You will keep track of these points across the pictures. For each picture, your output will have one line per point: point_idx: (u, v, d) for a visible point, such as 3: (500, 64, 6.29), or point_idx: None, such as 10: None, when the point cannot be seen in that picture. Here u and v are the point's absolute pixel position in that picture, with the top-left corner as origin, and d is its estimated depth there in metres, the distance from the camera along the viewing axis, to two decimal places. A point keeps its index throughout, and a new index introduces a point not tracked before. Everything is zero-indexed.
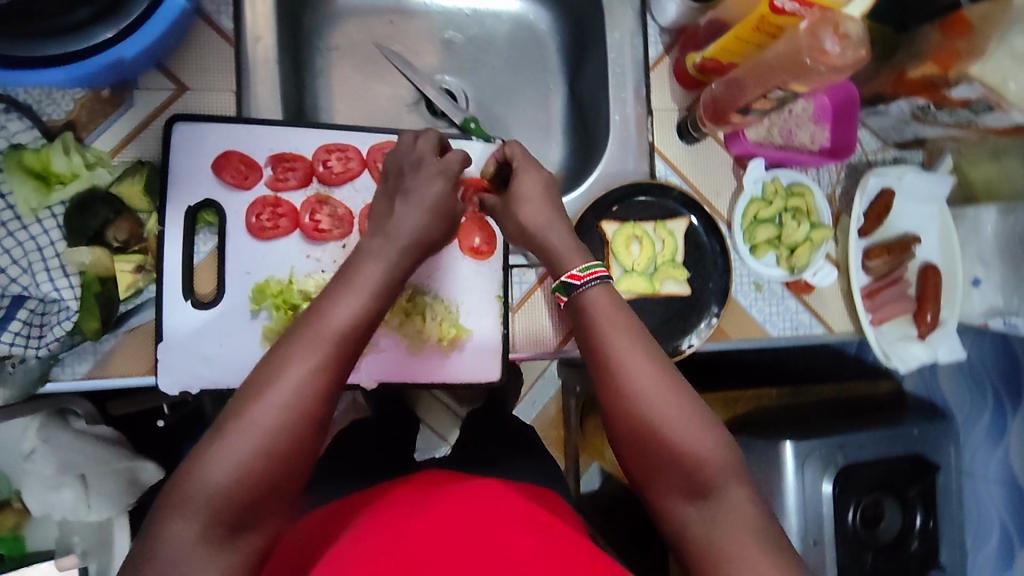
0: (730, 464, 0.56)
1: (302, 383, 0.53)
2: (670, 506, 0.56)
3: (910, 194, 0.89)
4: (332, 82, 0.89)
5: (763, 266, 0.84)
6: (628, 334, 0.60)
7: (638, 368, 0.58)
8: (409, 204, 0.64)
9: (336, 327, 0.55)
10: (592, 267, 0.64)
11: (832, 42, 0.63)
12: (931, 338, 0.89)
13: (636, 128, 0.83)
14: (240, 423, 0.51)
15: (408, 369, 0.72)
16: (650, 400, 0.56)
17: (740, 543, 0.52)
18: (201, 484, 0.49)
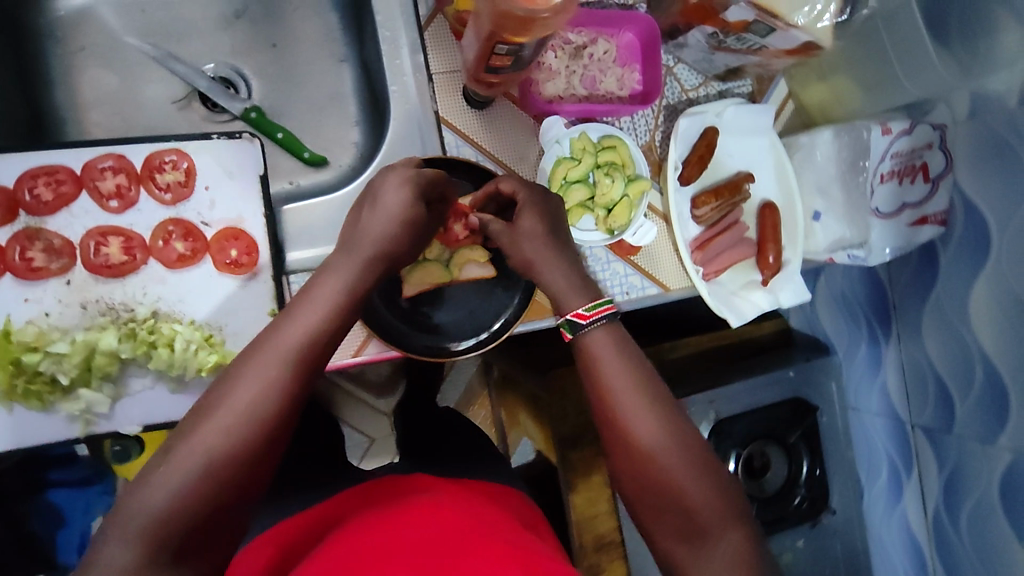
0: (727, 514, 0.56)
1: (254, 410, 0.50)
2: (664, 547, 0.57)
3: (734, 130, 0.81)
4: (84, 91, 0.80)
5: (578, 231, 0.77)
6: (637, 383, 0.58)
7: (648, 416, 0.57)
8: (372, 214, 0.57)
9: (291, 345, 0.52)
10: (597, 305, 0.61)
11: None
12: (774, 282, 0.83)
13: (417, 97, 0.75)
14: (179, 453, 0.48)
15: (167, 408, 0.64)
16: (658, 444, 0.56)
17: None
18: (137, 507, 0.46)
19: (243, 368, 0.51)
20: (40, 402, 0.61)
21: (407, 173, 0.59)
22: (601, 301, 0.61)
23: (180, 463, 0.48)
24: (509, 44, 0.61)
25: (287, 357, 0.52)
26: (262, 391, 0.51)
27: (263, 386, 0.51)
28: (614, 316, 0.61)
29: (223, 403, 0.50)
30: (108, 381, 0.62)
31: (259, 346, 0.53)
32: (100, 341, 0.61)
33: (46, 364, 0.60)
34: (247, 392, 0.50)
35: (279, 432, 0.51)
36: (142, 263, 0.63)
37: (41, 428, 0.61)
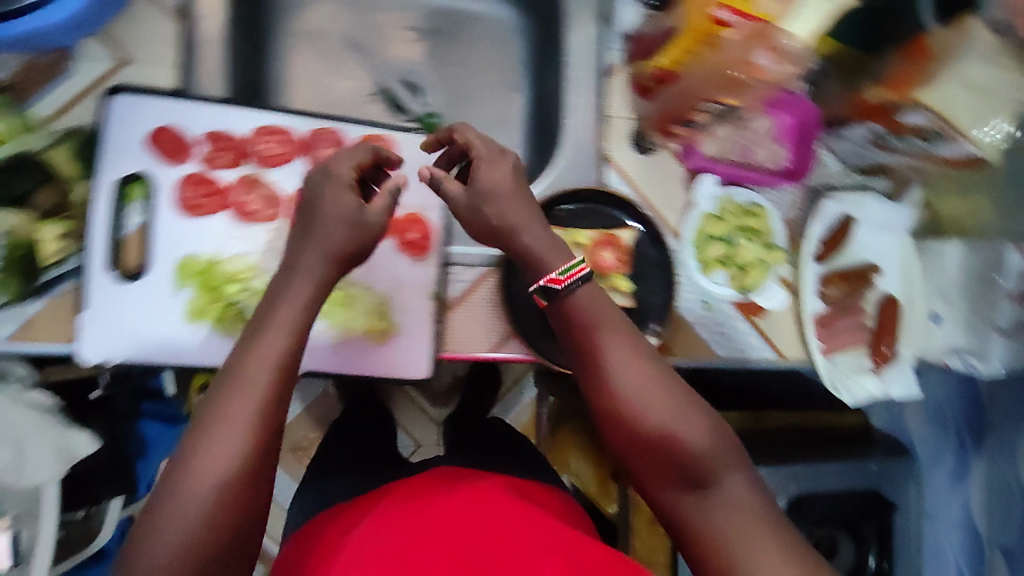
0: (728, 460, 0.56)
1: (230, 463, 0.48)
2: (663, 499, 0.57)
3: (872, 223, 0.87)
4: (289, 68, 0.87)
5: (711, 284, 0.82)
6: (620, 335, 0.59)
7: (634, 371, 0.57)
8: (311, 213, 0.58)
9: (260, 377, 0.50)
10: (573, 267, 0.60)
11: (764, 56, 0.74)
12: (886, 373, 0.86)
13: (589, 134, 0.81)
14: (166, 517, 0.47)
15: (330, 361, 0.71)
16: (647, 400, 0.56)
17: (750, 531, 0.53)
18: (152, 547, 0.46)
19: (219, 401, 0.50)
20: (225, 327, 0.67)
21: (336, 176, 0.59)
22: (578, 262, 0.60)
23: (181, 501, 0.47)
24: (719, 105, 0.79)
25: (263, 383, 0.50)
26: (246, 410, 0.49)
27: (248, 415, 0.49)
28: (588, 277, 0.60)
29: (208, 440, 0.48)
30: None
31: (234, 359, 0.52)
32: None
33: (242, 296, 0.67)
34: (234, 421, 0.49)
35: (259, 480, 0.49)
36: None
37: (213, 354, 0.67)
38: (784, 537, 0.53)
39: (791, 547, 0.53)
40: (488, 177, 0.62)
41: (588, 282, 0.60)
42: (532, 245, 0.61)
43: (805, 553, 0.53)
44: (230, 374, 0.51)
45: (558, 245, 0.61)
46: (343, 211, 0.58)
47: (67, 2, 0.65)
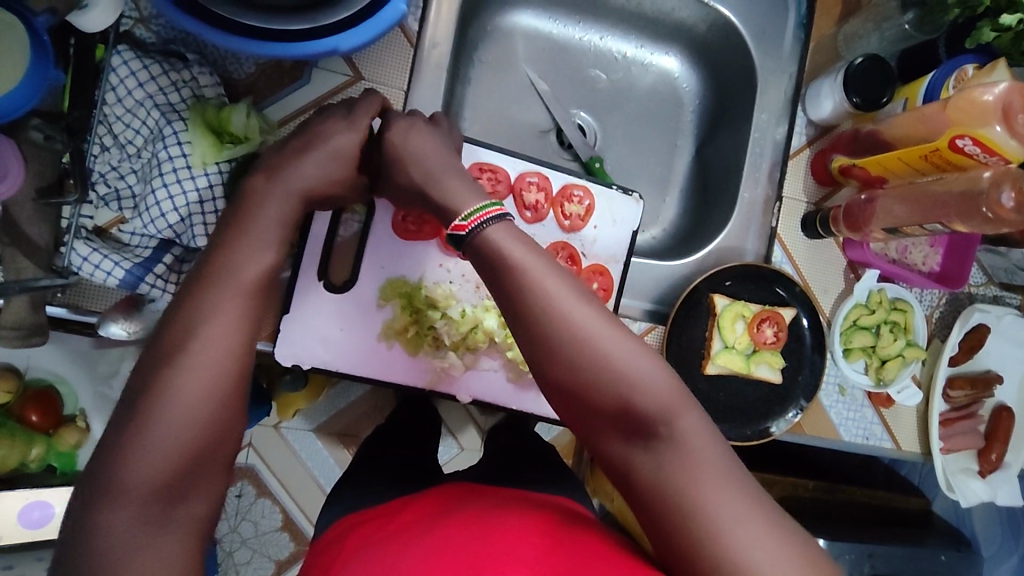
0: (676, 406, 0.49)
1: (200, 392, 0.45)
2: (610, 453, 0.50)
3: (1004, 334, 0.90)
4: (474, 94, 0.90)
5: (852, 370, 0.85)
6: (534, 270, 0.49)
7: (573, 304, 0.49)
8: (308, 150, 0.56)
9: (227, 318, 0.47)
10: (478, 210, 0.52)
11: (1007, 196, 0.64)
12: (992, 478, 0.90)
13: (762, 210, 0.84)
14: (137, 448, 0.43)
15: (497, 392, 0.73)
16: (577, 339, 0.48)
17: (715, 489, 0.46)
18: (124, 480, 0.42)
19: (189, 326, 0.46)
20: (416, 348, 0.70)
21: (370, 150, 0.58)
22: (489, 204, 0.53)
23: (149, 445, 0.43)
24: (945, 227, 0.70)
25: (232, 328, 0.47)
26: (228, 349, 0.46)
27: (220, 356, 0.46)
28: (503, 215, 0.52)
29: (170, 378, 0.44)
30: (470, 353, 0.71)
31: (233, 297, 0.47)
32: (484, 321, 0.71)
33: (440, 323, 0.69)
34: (211, 356, 0.45)
35: (216, 414, 0.45)
36: None
37: (403, 372, 0.70)
38: (747, 490, 0.47)
39: (764, 522, 0.46)
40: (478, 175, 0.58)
41: (502, 220, 0.52)
42: None
43: (773, 514, 0.47)
44: (199, 306, 0.47)
45: None
46: (330, 160, 0.57)
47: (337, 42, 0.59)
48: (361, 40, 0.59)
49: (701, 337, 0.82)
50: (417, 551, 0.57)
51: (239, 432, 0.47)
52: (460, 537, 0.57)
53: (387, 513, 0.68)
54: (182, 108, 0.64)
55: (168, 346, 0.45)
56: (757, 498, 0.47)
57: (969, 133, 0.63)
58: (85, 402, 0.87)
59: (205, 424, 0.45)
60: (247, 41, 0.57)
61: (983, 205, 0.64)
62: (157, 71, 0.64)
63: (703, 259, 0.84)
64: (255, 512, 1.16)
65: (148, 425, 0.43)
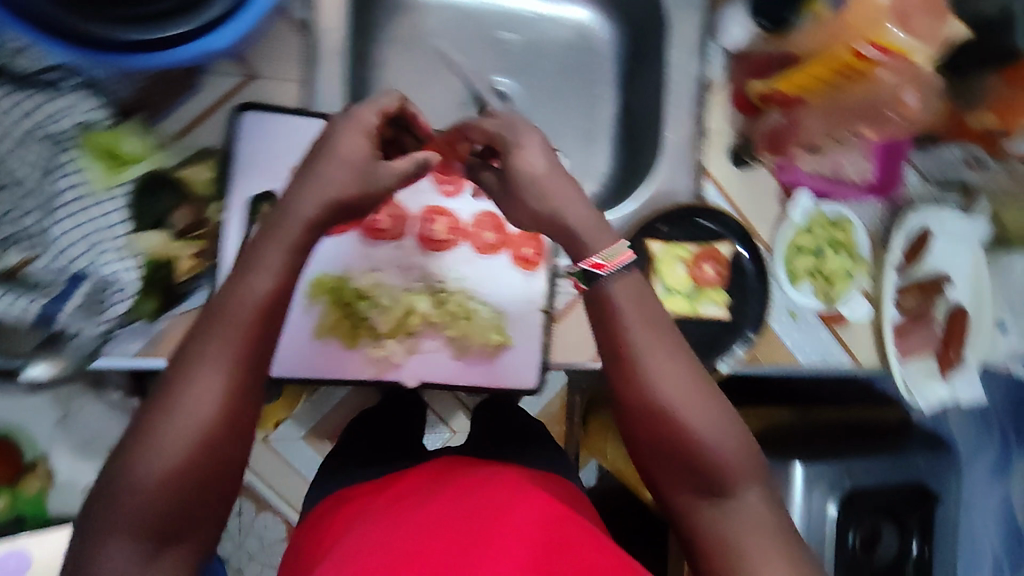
0: (746, 468, 0.56)
1: (210, 414, 0.48)
2: (676, 500, 0.57)
3: (948, 235, 0.90)
4: (385, 74, 0.88)
5: (799, 294, 0.86)
6: (654, 332, 0.57)
7: (664, 374, 0.56)
8: (331, 161, 0.54)
9: (227, 338, 0.49)
10: (616, 253, 0.58)
11: (910, 95, 0.68)
12: (955, 380, 0.90)
13: (689, 147, 0.83)
14: (145, 456, 0.47)
15: (445, 373, 0.72)
16: (654, 401, 0.56)
17: (757, 542, 0.52)
18: (137, 477, 0.46)
19: (196, 350, 0.49)
20: (352, 341, 0.69)
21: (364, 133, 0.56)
22: (621, 246, 0.58)
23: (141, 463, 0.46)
24: None
25: (234, 350, 0.49)
26: (233, 376, 0.49)
27: (223, 377, 0.49)
28: (629, 270, 0.58)
29: (182, 392, 0.48)
30: (409, 338, 0.70)
31: None
32: (415, 304, 0.70)
33: (371, 312, 0.68)
34: (212, 378, 0.49)
35: (228, 438, 0.49)
36: (457, 243, 0.72)
37: (344, 368, 0.69)
38: (787, 546, 0.53)
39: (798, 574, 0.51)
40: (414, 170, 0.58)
41: (626, 273, 0.58)
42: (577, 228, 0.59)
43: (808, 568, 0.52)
44: (209, 332, 0.50)
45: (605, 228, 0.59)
46: (350, 167, 0.55)
47: (210, 41, 0.57)
48: (233, 36, 0.57)
49: (644, 287, 0.80)
50: (418, 512, 0.58)
51: (243, 450, 0.51)
52: (459, 499, 0.59)
53: (397, 478, 0.70)
54: (68, 136, 0.60)
55: (181, 358, 0.49)
56: (796, 557, 0.52)
57: (869, 39, 0.63)
58: (46, 444, 0.84)
59: (218, 440, 0.49)
60: (112, 57, 0.55)
61: (889, 109, 0.70)
62: (34, 100, 0.59)
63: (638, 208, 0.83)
64: (257, 527, 1.16)
65: (156, 439, 0.47)
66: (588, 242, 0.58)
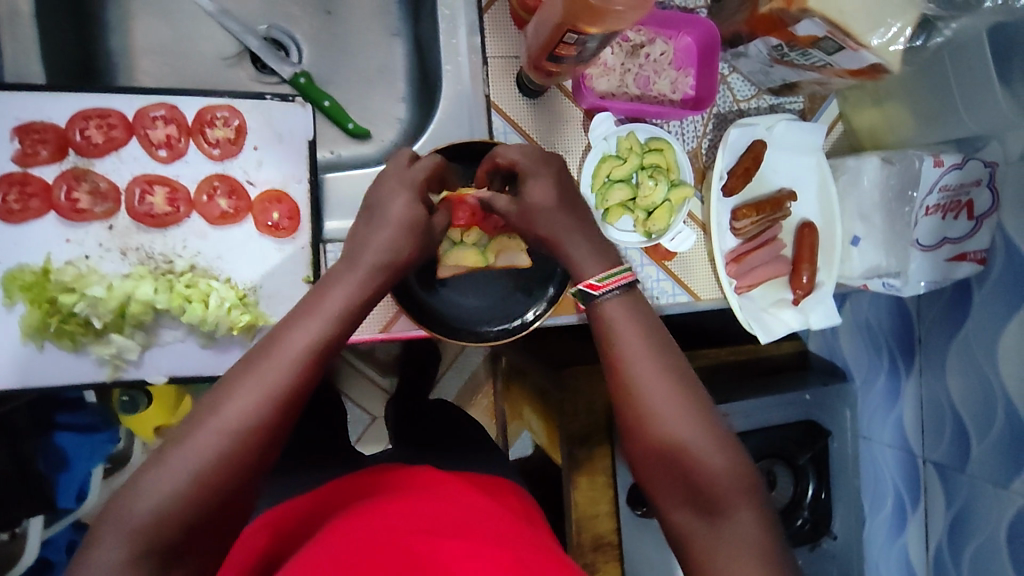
0: (740, 488, 0.53)
1: (258, 408, 0.49)
2: (675, 521, 0.54)
3: (782, 145, 0.80)
4: (133, 36, 0.78)
5: (617, 231, 0.77)
6: (661, 358, 0.56)
7: (655, 386, 0.55)
8: (374, 226, 0.57)
9: (303, 346, 0.51)
10: (611, 275, 0.59)
11: None
12: (806, 303, 0.82)
13: (470, 80, 0.74)
14: (149, 476, 0.46)
15: (196, 363, 0.65)
16: (659, 421, 0.54)
17: (742, 561, 0.50)
18: (132, 503, 0.45)
19: (242, 377, 0.50)
20: (70, 343, 0.61)
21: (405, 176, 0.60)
22: (618, 270, 0.60)
23: (157, 478, 0.46)
24: (578, 33, 0.59)
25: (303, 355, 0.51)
26: (259, 395, 0.49)
27: (274, 374, 0.50)
28: (632, 285, 0.59)
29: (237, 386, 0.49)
30: (141, 330, 0.63)
31: None
32: (137, 290, 0.61)
33: (80, 306, 0.60)
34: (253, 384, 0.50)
35: (274, 447, 0.50)
36: (185, 216, 0.63)
37: (65, 370, 0.62)
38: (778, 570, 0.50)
39: None
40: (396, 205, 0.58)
41: (631, 290, 0.59)
42: (575, 257, 0.61)
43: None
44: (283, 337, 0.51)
45: (598, 251, 0.61)
46: (401, 227, 0.57)
47: None
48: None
49: None
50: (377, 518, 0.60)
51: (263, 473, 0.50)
52: (417, 505, 0.63)
53: (325, 500, 0.72)
54: None
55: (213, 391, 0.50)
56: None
57: None
58: None
59: (240, 453, 0.48)
60: None
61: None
62: None
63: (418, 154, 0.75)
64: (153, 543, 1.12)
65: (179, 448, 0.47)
66: (580, 267, 0.61)
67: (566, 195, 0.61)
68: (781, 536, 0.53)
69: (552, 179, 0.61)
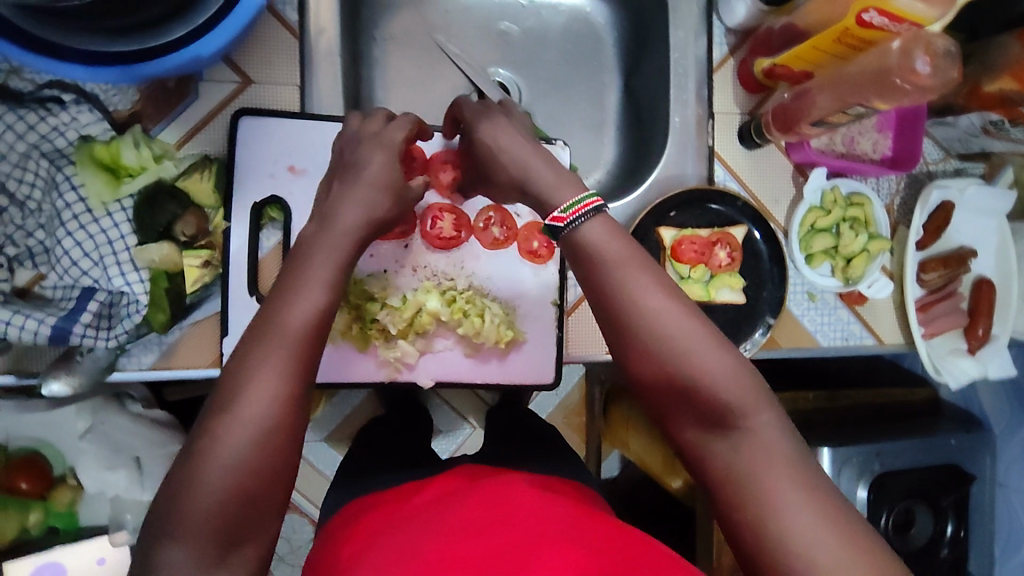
0: (759, 391, 0.49)
1: (278, 399, 0.46)
2: (687, 441, 0.49)
3: (971, 206, 0.87)
4: (384, 74, 0.87)
5: (817, 275, 0.83)
6: (636, 263, 0.50)
7: (664, 311, 0.49)
8: (354, 186, 0.55)
9: (293, 329, 0.48)
10: (577, 203, 0.52)
11: (922, 61, 0.62)
12: (981, 353, 0.88)
13: (697, 129, 0.81)
14: (187, 493, 0.43)
15: (461, 369, 0.72)
16: (662, 342, 0.48)
17: (777, 475, 0.46)
18: (181, 522, 0.43)
19: (249, 360, 0.47)
20: (364, 343, 0.69)
21: (388, 143, 0.58)
22: (586, 195, 0.53)
23: (215, 465, 0.44)
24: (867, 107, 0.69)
25: (296, 334, 0.48)
26: (273, 393, 0.46)
27: (281, 358, 0.47)
28: (600, 209, 0.52)
29: (251, 378, 0.46)
30: (422, 337, 0.70)
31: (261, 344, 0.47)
32: (426, 303, 0.69)
33: (383, 313, 0.68)
34: (265, 377, 0.46)
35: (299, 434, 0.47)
36: (466, 239, 0.71)
37: (358, 368, 0.69)
38: (812, 486, 0.46)
39: (825, 512, 0.44)
40: (492, 136, 0.58)
41: (599, 214, 0.52)
42: (541, 188, 0.55)
43: (847, 512, 0.44)
44: (269, 321, 0.48)
45: (567, 178, 0.55)
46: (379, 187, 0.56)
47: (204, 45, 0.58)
48: (225, 38, 0.58)
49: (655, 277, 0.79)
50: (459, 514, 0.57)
51: (288, 469, 0.47)
52: (483, 504, 0.58)
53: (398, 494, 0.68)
54: (71, 152, 0.64)
55: (222, 394, 0.46)
56: (820, 488, 0.46)
57: (874, 6, 0.62)
58: (73, 458, 0.84)
59: (264, 452, 0.45)
60: (92, 70, 0.56)
61: (897, 77, 0.63)
62: (37, 119, 0.62)
63: (643, 194, 0.82)
64: (286, 528, 1.16)
65: (206, 460, 0.44)
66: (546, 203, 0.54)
67: (525, 135, 0.59)
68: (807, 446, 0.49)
69: (503, 122, 0.60)
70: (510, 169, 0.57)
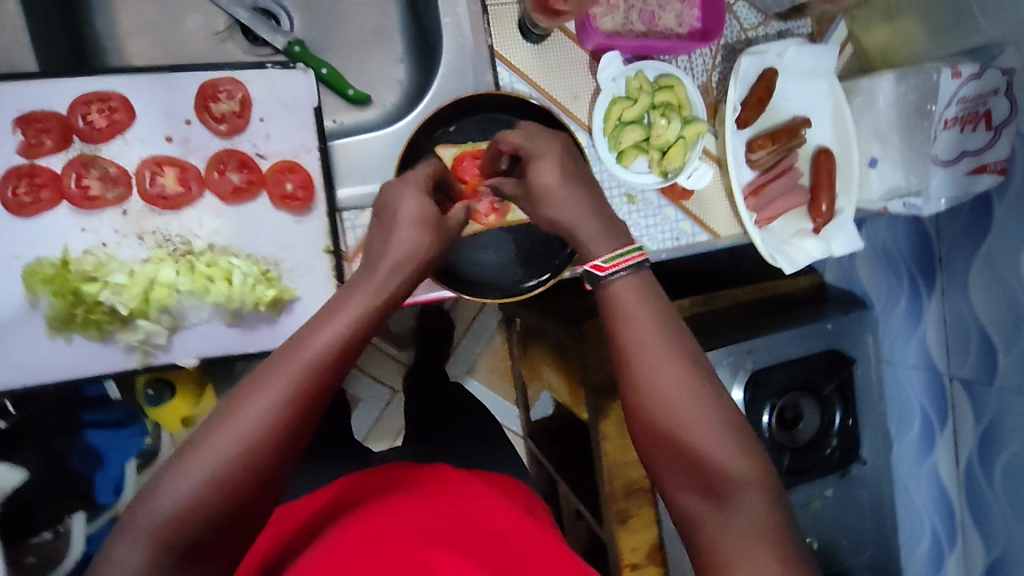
0: (752, 464, 0.49)
1: (267, 416, 0.46)
2: (685, 506, 0.50)
3: (793, 71, 0.79)
4: (120, 17, 0.75)
5: (632, 174, 0.76)
6: (668, 342, 0.52)
7: (674, 381, 0.50)
8: (391, 233, 0.56)
9: (318, 353, 0.48)
10: (620, 254, 0.55)
11: None
12: (827, 231, 0.81)
13: (470, 28, 0.71)
14: (154, 499, 0.44)
15: (225, 341, 0.64)
16: (669, 414, 0.50)
17: (752, 550, 0.46)
18: (149, 517, 0.43)
19: (259, 378, 0.47)
20: (98, 333, 0.61)
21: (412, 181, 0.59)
22: (629, 248, 0.55)
23: (186, 476, 0.44)
24: None
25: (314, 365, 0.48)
26: (266, 413, 0.46)
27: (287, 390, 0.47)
28: (641, 264, 0.55)
29: (248, 395, 0.46)
30: (166, 314, 0.62)
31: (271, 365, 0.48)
32: (159, 273, 0.61)
33: (105, 294, 0.60)
34: (265, 394, 0.46)
35: (281, 466, 0.47)
36: (199, 194, 0.62)
37: (98, 361, 0.61)
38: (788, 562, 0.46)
39: None
40: (544, 175, 0.58)
41: (641, 269, 0.55)
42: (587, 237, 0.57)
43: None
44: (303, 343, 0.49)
45: (612, 230, 0.57)
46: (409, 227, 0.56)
47: None
48: None
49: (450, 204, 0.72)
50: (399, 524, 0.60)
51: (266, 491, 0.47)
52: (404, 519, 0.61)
53: (350, 495, 0.71)
54: None
55: (225, 404, 0.47)
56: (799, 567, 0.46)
57: None
58: None
59: (243, 469, 0.45)
60: None
61: None
62: None
63: (426, 112, 0.72)
64: None
65: (185, 465, 0.45)
66: (586, 248, 0.57)
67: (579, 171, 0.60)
68: (795, 526, 0.49)
69: (568, 161, 0.60)
70: (564, 211, 0.58)
